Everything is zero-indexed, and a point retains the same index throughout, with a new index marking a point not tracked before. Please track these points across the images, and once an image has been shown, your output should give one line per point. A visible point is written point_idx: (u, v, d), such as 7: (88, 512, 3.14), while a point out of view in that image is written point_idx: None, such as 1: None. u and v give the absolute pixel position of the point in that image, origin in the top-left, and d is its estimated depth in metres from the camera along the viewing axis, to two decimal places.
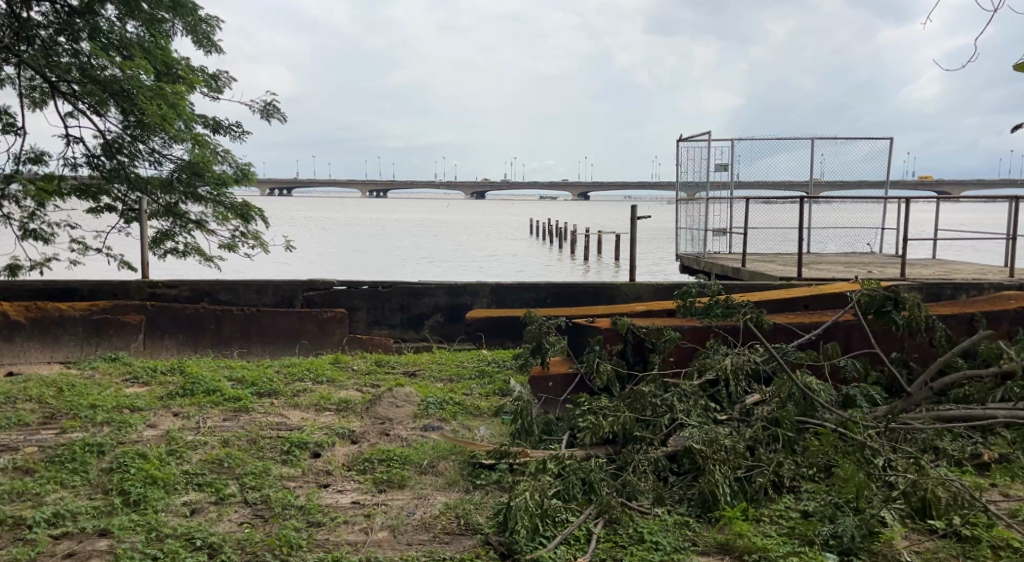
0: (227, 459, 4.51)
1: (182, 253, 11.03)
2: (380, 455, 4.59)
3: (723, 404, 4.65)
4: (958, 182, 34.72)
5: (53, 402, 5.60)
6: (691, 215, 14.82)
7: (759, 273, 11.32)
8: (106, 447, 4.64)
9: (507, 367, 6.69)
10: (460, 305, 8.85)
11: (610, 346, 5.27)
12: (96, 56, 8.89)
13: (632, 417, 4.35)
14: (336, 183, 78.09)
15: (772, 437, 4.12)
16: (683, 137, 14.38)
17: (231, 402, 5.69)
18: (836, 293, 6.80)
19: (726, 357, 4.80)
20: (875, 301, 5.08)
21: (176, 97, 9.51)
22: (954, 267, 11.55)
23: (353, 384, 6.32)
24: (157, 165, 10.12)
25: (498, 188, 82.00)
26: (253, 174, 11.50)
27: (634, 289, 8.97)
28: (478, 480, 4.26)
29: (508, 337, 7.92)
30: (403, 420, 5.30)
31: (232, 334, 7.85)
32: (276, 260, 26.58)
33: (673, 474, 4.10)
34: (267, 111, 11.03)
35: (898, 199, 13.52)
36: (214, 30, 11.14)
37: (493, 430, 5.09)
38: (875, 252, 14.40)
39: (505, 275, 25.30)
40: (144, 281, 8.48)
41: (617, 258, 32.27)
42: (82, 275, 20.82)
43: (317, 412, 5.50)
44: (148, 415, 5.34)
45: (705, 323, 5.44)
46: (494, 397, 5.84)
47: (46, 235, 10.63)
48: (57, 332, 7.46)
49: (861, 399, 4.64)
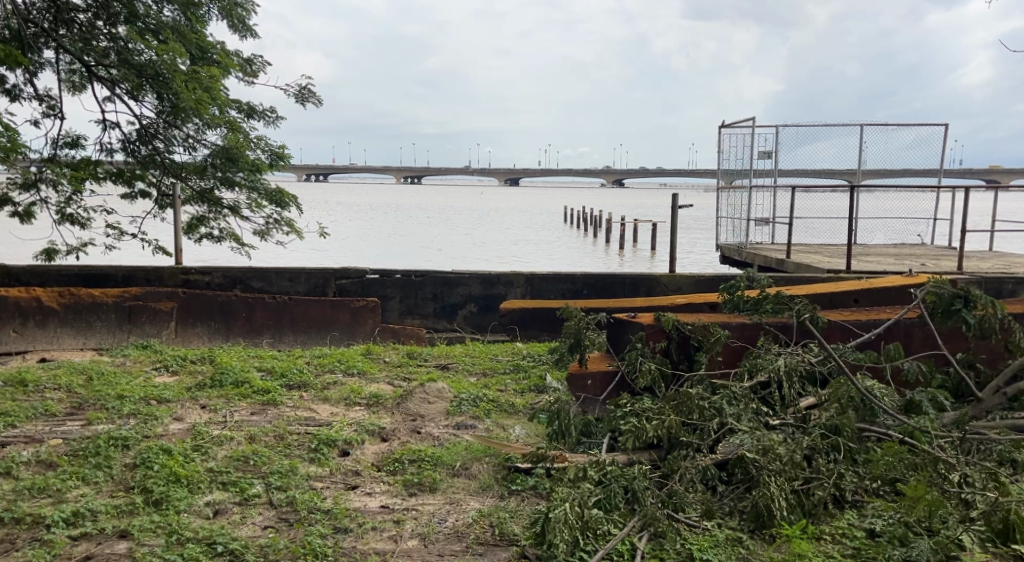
0: (253, 457, 4.34)
1: (216, 238, 11.07)
2: (411, 455, 4.38)
3: (776, 407, 4.34)
4: (1007, 172, 33.71)
5: (81, 392, 5.48)
6: (733, 203, 14.40)
7: (805, 265, 10.90)
8: (131, 441, 4.50)
9: (543, 361, 6.44)
10: (494, 296, 8.62)
11: (653, 344, 4.96)
12: (133, 41, 8.79)
13: (678, 421, 4.08)
14: (372, 169, 78.34)
15: (831, 446, 3.81)
16: (725, 123, 13.98)
17: (259, 395, 5.53)
18: (891, 288, 6.47)
19: (780, 358, 4.49)
20: (943, 299, 4.88)
21: (211, 81, 9.33)
22: (1014, 260, 11.04)
23: (385, 377, 6.14)
24: (191, 149, 9.95)
25: (533, 176, 81.57)
26: (288, 159, 11.34)
27: (673, 281, 8.67)
28: (513, 485, 4.02)
29: (543, 329, 7.68)
30: (436, 416, 5.08)
31: (264, 322, 7.71)
32: (310, 247, 26.60)
33: (723, 484, 3.82)
34: (302, 95, 10.88)
35: (952, 188, 12.99)
36: (249, 14, 11.01)
37: (529, 430, 4.85)
38: (925, 244, 13.87)
39: (539, 263, 25.05)
40: (177, 267, 8.38)
41: (654, 247, 31.80)
42: (118, 260, 21.00)
43: (347, 407, 5.32)
44: (175, 407, 5.19)
45: (755, 319, 5.14)
46: (530, 394, 5.60)
47: (82, 220, 10.56)
48: (90, 318, 7.38)
49: (927, 405, 4.32)
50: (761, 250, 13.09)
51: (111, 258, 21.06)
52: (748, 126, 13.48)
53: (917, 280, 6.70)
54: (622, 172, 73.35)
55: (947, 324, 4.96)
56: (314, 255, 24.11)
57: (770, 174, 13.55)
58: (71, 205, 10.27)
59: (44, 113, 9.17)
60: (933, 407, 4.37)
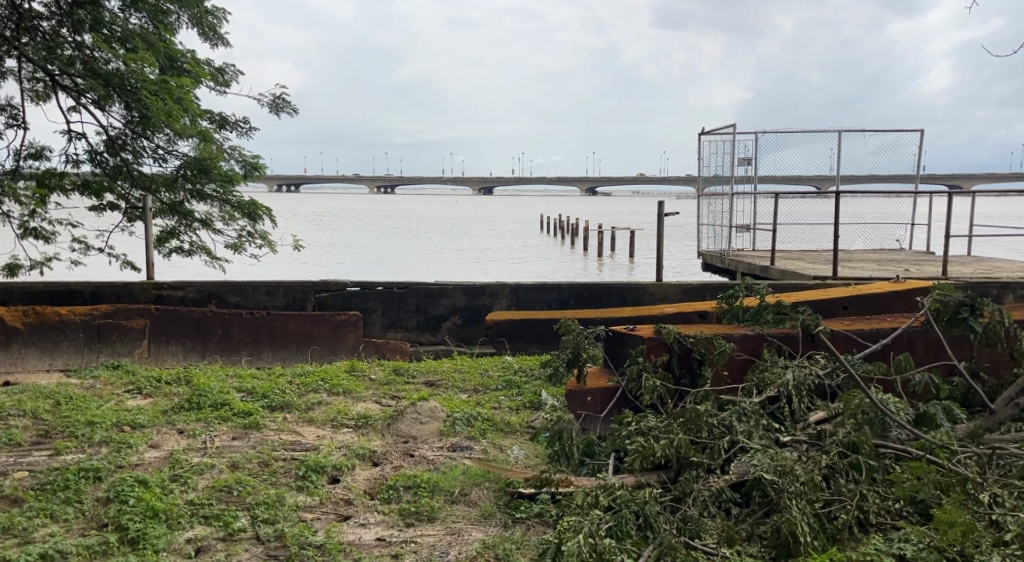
0: (236, 487, 4.07)
1: (188, 252, 10.69)
2: (406, 481, 4.14)
3: (786, 422, 4.15)
4: (970, 177, 34.30)
5: (49, 419, 5.15)
6: (714, 210, 14.32)
7: (790, 272, 10.82)
8: (103, 472, 4.20)
9: (534, 375, 6.21)
10: (479, 307, 8.38)
11: (654, 358, 4.77)
12: (100, 49, 8.42)
13: (687, 441, 3.88)
14: (344, 179, 77.79)
15: (850, 466, 3.62)
16: (705, 130, 13.93)
17: (241, 418, 5.24)
18: (878, 295, 6.39)
19: (788, 371, 4.31)
20: (950, 307, 4.75)
21: (182, 91, 9.09)
22: (996, 264, 11.04)
23: (372, 396, 5.88)
24: (162, 161, 9.64)
25: (507, 185, 81.54)
26: (263, 169, 11.05)
27: (661, 289, 8.51)
28: (517, 513, 3.79)
29: (532, 341, 7.47)
30: (428, 438, 4.84)
31: (241, 339, 7.40)
32: (284, 259, 26.17)
33: (738, 507, 3.63)
34: (276, 104, 10.60)
35: (929, 193, 13.02)
36: (220, 22, 10.72)
37: (528, 451, 4.63)
38: (904, 248, 13.88)
39: (517, 272, 24.87)
40: (149, 282, 8.04)
41: (631, 253, 31.80)
42: (85, 275, 20.43)
43: (334, 429, 5.05)
44: (150, 433, 4.90)
45: (758, 330, 4.98)
46: (525, 411, 5.37)
47: (47, 234, 10.14)
48: (57, 337, 7.04)
49: (941, 418, 4.16)
50: (744, 257, 13.02)
51: (77, 274, 20.47)
52: (728, 133, 13.42)
53: (901, 286, 6.62)
54: (597, 179, 73.54)
55: (952, 332, 4.85)
56: (289, 268, 23.71)
57: (750, 181, 13.51)
58: (35, 218, 9.83)
59: (7, 124, 8.80)
60: (947, 420, 4.21)
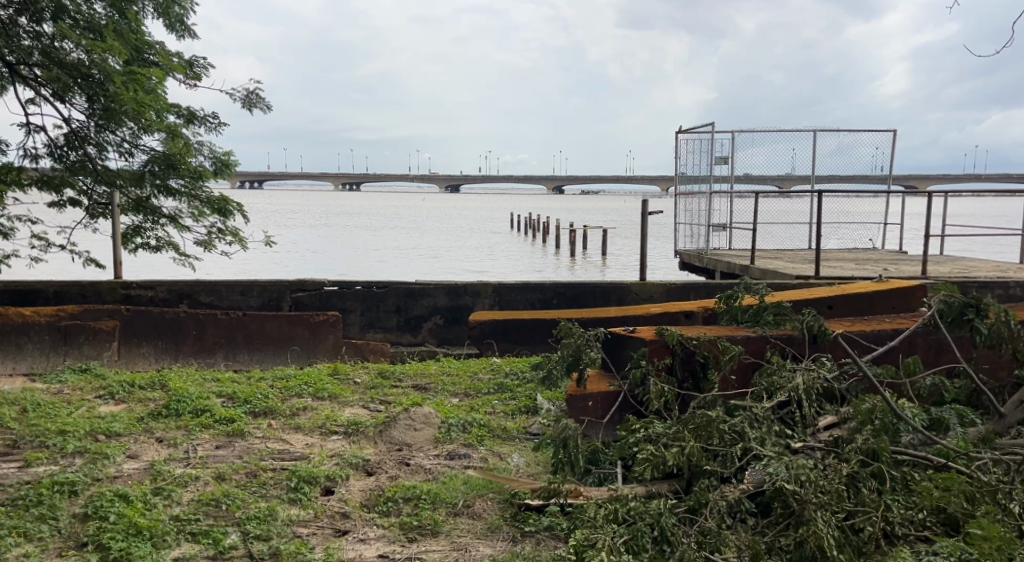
0: (225, 501, 3.83)
1: (155, 248, 10.30)
2: (405, 493, 3.93)
3: (796, 428, 4.00)
4: (926, 179, 35.07)
5: (16, 427, 4.84)
6: (691, 209, 14.28)
7: (771, 270, 10.79)
8: (79, 486, 3.93)
9: (527, 379, 6.04)
10: (461, 307, 8.17)
11: (656, 361, 4.62)
12: (63, 37, 7.89)
13: (699, 449, 3.72)
14: (310, 176, 76.78)
15: (871, 474, 3.49)
16: (682, 129, 13.88)
17: (224, 425, 4.99)
18: (863, 294, 6.33)
19: (797, 375, 4.15)
20: (954, 308, 4.65)
21: (151, 83, 8.74)
22: (971, 263, 11.14)
23: (359, 401, 5.66)
24: (127, 156, 9.26)
25: (474, 183, 81.25)
26: (233, 166, 10.73)
27: (645, 289, 8.38)
28: (526, 526, 3.63)
29: (518, 342, 7.26)
30: (423, 445, 4.65)
31: (216, 340, 7.09)
32: (251, 258, 25.61)
33: (754, 518, 3.49)
34: (249, 101, 10.28)
35: (902, 193, 13.13)
36: (188, 13, 10.36)
37: (530, 458, 4.47)
38: (877, 247, 13.97)
39: (489, 271, 24.69)
40: (117, 281, 7.70)
41: (602, 253, 31.80)
42: (46, 275, 19.72)
43: (323, 437, 4.83)
44: (127, 443, 4.62)
45: (761, 332, 4.84)
46: (521, 417, 5.20)
47: (6, 229, 9.67)
48: (20, 339, 6.69)
49: (956, 423, 4.04)
50: (722, 256, 12.98)
51: (36, 273, 19.74)
52: (706, 132, 13.37)
53: (885, 285, 6.58)
54: (565, 177, 73.64)
55: (955, 334, 4.75)
56: (257, 266, 23.20)
57: (727, 180, 13.49)
58: None
59: None
60: (961, 423, 4.10)
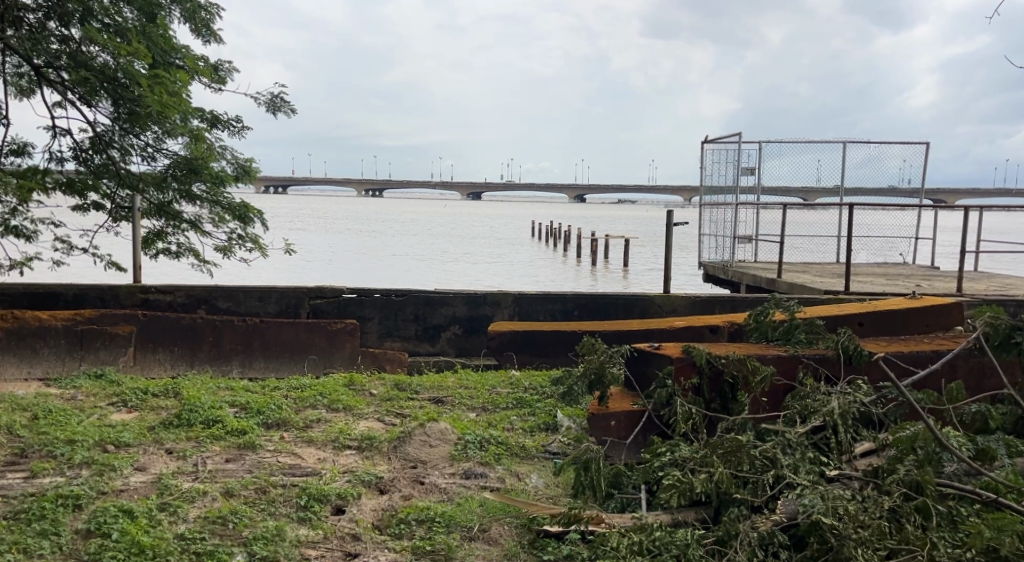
0: (232, 518, 3.69)
1: (175, 254, 10.20)
2: (418, 514, 3.77)
3: (832, 455, 3.79)
4: (955, 193, 34.47)
5: (25, 435, 4.74)
6: (716, 220, 14.03)
7: (799, 284, 10.53)
8: (83, 500, 3.81)
9: (546, 394, 5.86)
10: (481, 317, 8.02)
11: (683, 380, 4.42)
12: (89, 41, 7.85)
13: (729, 475, 3.53)
14: (333, 181, 77.25)
15: (914, 509, 3.28)
16: (708, 139, 13.65)
17: (235, 437, 4.86)
18: (897, 311, 6.09)
19: (832, 399, 3.94)
20: (1001, 331, 4.39)
21: (176, 86, 8.69)
22: (1008, 281, 10.79)
23: (374, 414, 5.51)
24: (150, 159, 9.20)
25: (496, 191, 81.29)
26: (255, 171, 10.66)
27: (670, 301, 8.17)
28: (544, 554, 3.46)
29: (537, 354, 7.07)
30: (439, 462, 4.49)
31: (232, 347, 6.98)
32: (273, 264, 25.65)
33: (788, 552, 3.28)
34: (274, 104, 10.21)
35: (935, 207, 12.80)
36: (214, 18, 10.34)
37: (549, 480, 4.30)
38: (908, 262, 13.63)
39: (510, 280, 24.52)
40: (135, 285, 7.63)
41: (624, 263, 31.55)
42: (70, 278, 19.85)
43: (336, 451, 4.68)
44: (135, 454, 4.50)
45: (793, 351, 4.62)
46: (541, 434, 5.02)
47: (29, 232, 9.61)
48: (36, 343, 6.62)
49: (1005, 454, 3.79)
50: (747, 269, 12.72)
51: (59, 276, 19.86)
52: (733, 143, 13.13)
53: (919, 302, 6.33)
54: (588, 187, 73.48)
55: (1000, 358, 4.50)
56: (277, 272, 23.21)
57: (753, 191, 13.23)
58: (17, 216, 9.32)
59: None
60: (1010, 454, 3.86)
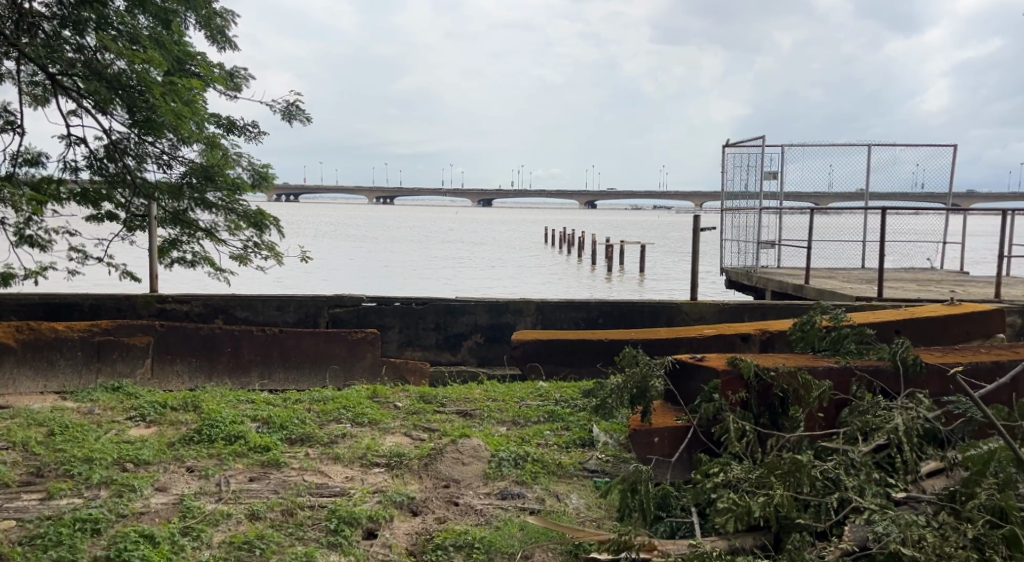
0: (258, 545, 3.47)
1: (191, 262, 10.03)
2: (456, 539, 3.55)
3: (897, 475, 3.55)
4: (972, 197, 34.05)
5: (42, 453, 4.54)
6: (738, 225, 13.74)
7: (828, 290, 10.24)
8: (102, 524, 3.60)
9: (578, 407, 5.63)
10: (503, 325, 7.79)
11: (730, 394, 4.18)
12: (104, 48, 7.67)
13: (789, 498, 3.30)
14: (344, 189, 77.25)
15: (1000, 539, 3.04)
16: (730, 143, 13.39)
17: (258, 454, 4.65)
18: (938, 319, 5.83)
19: (894, 416, 3.70)
20: None
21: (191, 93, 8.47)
22: None
23: (400, 428, 5.29)
24: (166, 167, 9.02)
25: (508, 197, 81.14)
26: (271, 178, 10.49)
27: (698, 309, 7.90)
28: None
29: (563, 363, 6.82)
30: (472, 481, 4.26)
31: (251, 358, 6.78)
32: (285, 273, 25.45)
33: None
34: (289, 112, 10.05)
35: (964, 212, 12.49)
36: (229, 25, 10.18)
37: (590, 500, 4.07)
38: (936, 267, 13.32)
39: (525, 287, 24.23)
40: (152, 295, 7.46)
41: (639, 269, 31.24)
42: (82, 288, 19.69)
43: (364, 470, 4.46)
44: (156, 474, 4.29)
45: (846, 363, 4.36)
46: (577, 450, 4.78)
47: (44, 241, 9.43)
48: (52, 355, 6.44)
49: None
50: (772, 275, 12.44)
51: (71, 285, 19.67)
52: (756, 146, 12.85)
53: (958, 310, 6.07)
54: (600, 193, 73.23)
55: None
56: (290, 281, 22.96)
57: (776, 196, 12.95)
58: (32, 226, 9.18)
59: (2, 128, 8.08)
60: None
